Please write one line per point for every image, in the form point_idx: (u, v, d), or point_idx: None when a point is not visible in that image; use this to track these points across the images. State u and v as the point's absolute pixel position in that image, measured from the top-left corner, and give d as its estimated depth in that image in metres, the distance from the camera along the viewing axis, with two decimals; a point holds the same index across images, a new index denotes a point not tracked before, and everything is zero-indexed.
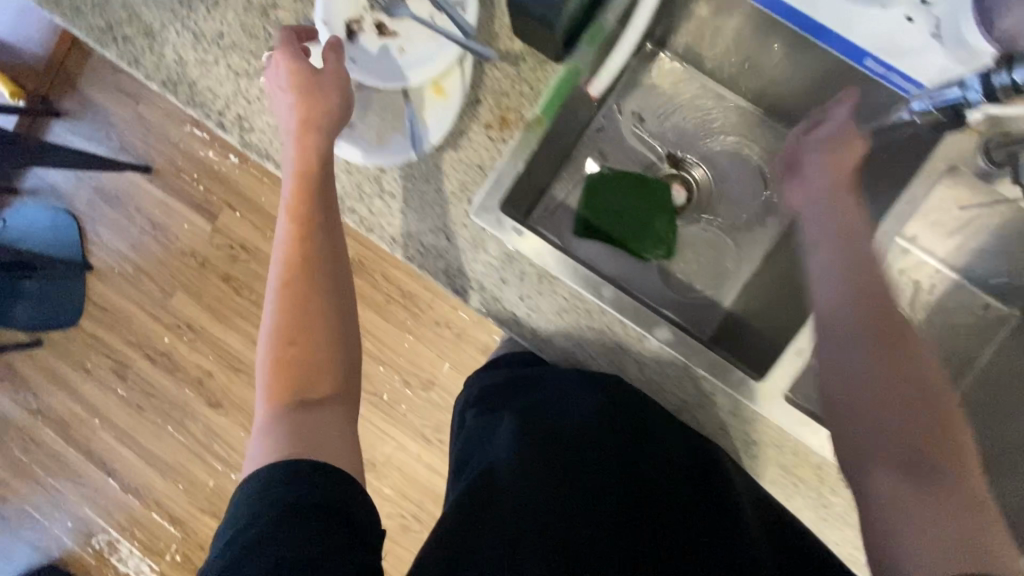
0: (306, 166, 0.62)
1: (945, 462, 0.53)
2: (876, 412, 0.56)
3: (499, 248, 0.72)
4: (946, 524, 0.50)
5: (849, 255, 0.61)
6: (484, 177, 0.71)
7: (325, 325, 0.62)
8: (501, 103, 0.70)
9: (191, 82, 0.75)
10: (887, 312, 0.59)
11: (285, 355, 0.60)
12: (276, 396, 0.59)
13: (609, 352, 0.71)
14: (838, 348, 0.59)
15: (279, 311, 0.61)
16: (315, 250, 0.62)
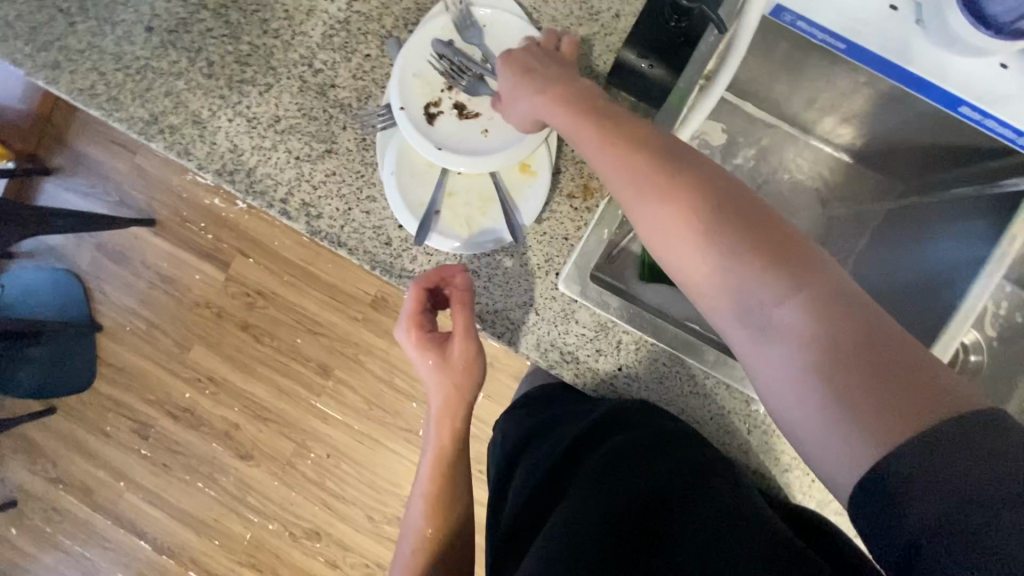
0: (453, 403, 0.73)
1: (882, 354, 0.40)
2: (776, 376, 0.43)
3: (592, 318, 0.69)
4: (878, 404, 0.39)
5: (631, 163, 0.48)
6: (570, 248, 0.69)
7: (449, 506, 0.76)
8: (583, 172, 0.68)
9: (250, 169, 0.72)
10: (782, 237, 0.45)
11: (434, 552, 0.73)
12: (427, 514, 0.75)
13: (714, 417, 0.69)
14: (736, 311, 0.45)
15: (425, 509, 0.75)
16: (448, 456, 0.76)
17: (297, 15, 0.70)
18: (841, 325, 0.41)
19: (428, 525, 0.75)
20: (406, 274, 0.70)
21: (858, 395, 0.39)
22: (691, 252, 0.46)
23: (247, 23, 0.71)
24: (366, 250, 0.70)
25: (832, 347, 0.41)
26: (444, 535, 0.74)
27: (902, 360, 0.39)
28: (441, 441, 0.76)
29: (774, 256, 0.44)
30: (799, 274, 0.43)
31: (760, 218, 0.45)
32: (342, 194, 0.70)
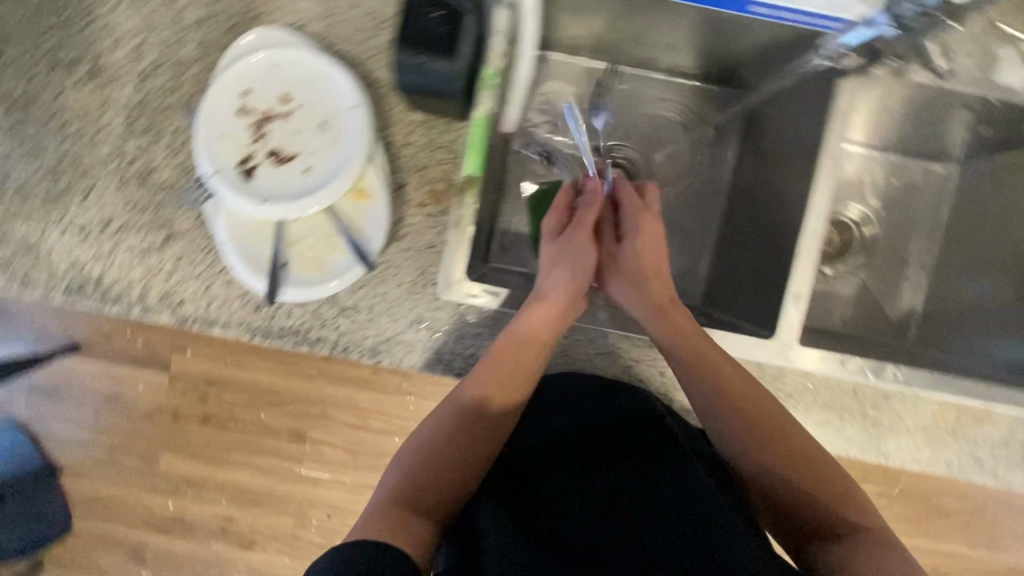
0: (573, 285, 0.61)
1: (862, 518, 0.51)
2: (759, 465, 0.55)
3: (481, 315, 0.69)
4: (880, 560, 0.48)
5: (649, 297, 0.61)
6: (439, 256, 0.68)
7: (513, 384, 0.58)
8: (427, 178, 0.67)
9: (98, 279, 0.69)
10: (766, 407, 0.58)
11: (462, 419, 0.55)
12: (402, 483, 0.51)
13: (626, 368, 0.73)
14: (722, 421, 0.57)
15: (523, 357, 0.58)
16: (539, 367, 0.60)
17: (92, 110, 0.68)
18: (794, 441, 0.55)
19: (393, 507, 0.49)
20: (287, 331, 0.69)
21: (868, 570, 0.47)
22: (702, 387, 0.59)
23: (46, 135, 0.68)
24: (239, 321, 0.69)
25: (806, 492, 0.53)
26: (417, 527, 0.49)
27: (879, 544, 0.49)
28: (468, 400, 0.56)
29: (738, 401, 0.57)
30: (761, 401, 0.58)
31: (768, 407, 0.58)
32: (198, 275, 0.68)
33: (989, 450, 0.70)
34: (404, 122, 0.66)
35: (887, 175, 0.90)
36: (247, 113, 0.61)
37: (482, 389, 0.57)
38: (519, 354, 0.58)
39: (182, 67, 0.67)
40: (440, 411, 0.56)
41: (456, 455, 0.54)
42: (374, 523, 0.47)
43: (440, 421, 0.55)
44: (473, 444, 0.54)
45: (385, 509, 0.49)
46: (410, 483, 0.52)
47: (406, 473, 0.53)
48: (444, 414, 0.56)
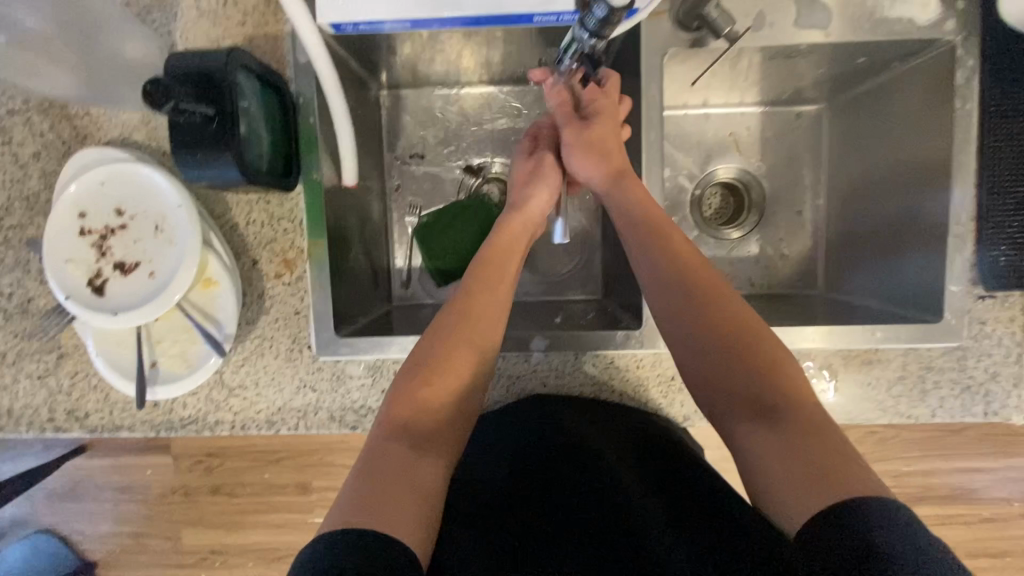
0: (525, 222, 0.72)
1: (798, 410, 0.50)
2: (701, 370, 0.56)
3: (361, 366, 0.71)
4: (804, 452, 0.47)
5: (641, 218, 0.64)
6: (307, 320, 0.70)
7: (466, 384, 0.59)
8: (276, 249, 0.69)
9: (8, 409, 0.73)
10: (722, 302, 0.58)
11: (411, 415, 0.55)
12: (381, 447, 0.52)
13: (512, 386, 0.72)
14: (671, 315, 0.59)
15: (467, 356, 0.60)
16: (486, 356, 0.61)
17: None
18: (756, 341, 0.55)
19: (377, 476, 0.49)
20: (187, 420, 0.72)
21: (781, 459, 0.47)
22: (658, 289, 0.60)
23: None
24: (143, 420, 0.72)
25: (757, 396, 0.52)
26: (419, 488, 0.50)
27: (824, 448, 0.47)
28: (451, 369, 0.58)
29: (711, 309, 0.58)
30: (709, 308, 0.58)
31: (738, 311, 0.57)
32: (96, 385, 0.72)
33: (886, 387, 0.69)
34: (242, 203, 0.69)
35: (762, 127, 0.89)
36: (88, 233, 0.65)
37: (460, 357, 0.60)
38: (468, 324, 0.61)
39: (33, 199, 0.70)
40: (425, 382, 0.57)
41: (440, 419, 0.56)
42: (368, 499, 0.47)
43: (415, 394, 0.56)
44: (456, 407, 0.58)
45: (368, 474, 0.49)
46: (397, 448, 0.52)
47: (384, 447, 0.52)
48: (435, 384, 0.57)
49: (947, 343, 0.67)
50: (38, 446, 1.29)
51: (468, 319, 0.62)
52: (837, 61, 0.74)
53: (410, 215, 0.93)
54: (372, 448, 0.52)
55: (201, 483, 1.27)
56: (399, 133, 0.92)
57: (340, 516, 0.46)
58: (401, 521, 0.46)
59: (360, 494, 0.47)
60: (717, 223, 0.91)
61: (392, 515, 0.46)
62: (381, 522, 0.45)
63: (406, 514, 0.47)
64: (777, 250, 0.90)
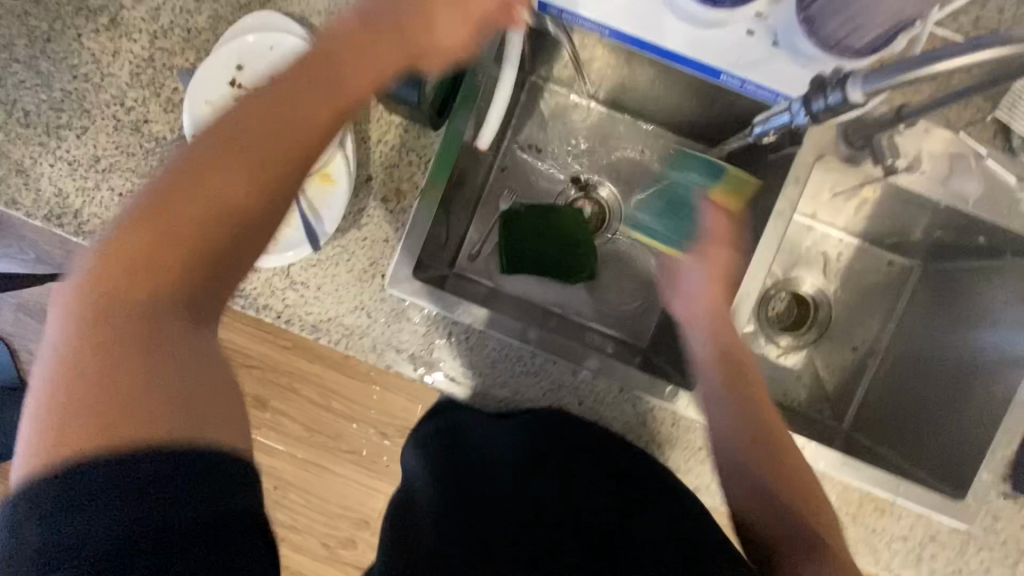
0: (360, 49, 0.54)
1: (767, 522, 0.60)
2: (730, 446, 0.64)
3: (422, 314, 0.72)
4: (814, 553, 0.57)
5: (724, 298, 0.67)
6: (392, 250, 0.71)
7: (215, 232, 0.47)
8: (394, 176, 0.70)
9: (77, 210, 0.73)
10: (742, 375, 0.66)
11: (151, 279, 0.45)
12: (78, 371, 0.42)
13: (549, 392, 0.73)
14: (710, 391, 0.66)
15: (225, 208, 0.47)
16: (271, 175, 0.49)
17: (104, 56, 0.72)
18: (779, 431, 0.64)
19: (96, 406, 0.41)
20: (238, 293, 0.72)
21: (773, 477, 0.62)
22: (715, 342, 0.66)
23: (58, 73, 0.73)
24: None
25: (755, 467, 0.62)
26: (183, 348, 0.46)
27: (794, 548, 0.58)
28: (174, 232, 0.46)
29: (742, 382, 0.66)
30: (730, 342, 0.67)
31: (773, 415, 0.66)
32: None
33: (887, 540, 0.70)
34: (383, 121, 0.70)
35: (853, 259, 0.92)
36: (237, 86, 0.66)
37: (305, 135, 0.51)
38: (188, 191, 0.47)
39: (193, 35, 0.72)
40: (127, 272, 0.45)
41: (189, 265, 0.46)
42: (80, 417, 0.41)
43: (118, 279, 0.45)
44: (195, 267, 0.47)
45: (87, 381, 0.42)
46: (114, 326, 0.44)
47: (106, 363, 0.43)
48: (204, 221, 0.47)
49: (961, 524, 0.68)
50: None
51: (243, 146, 0.48)
52: (961, 230, 0.76)
53: (505, 196, 0.95)
54: (79, 339, 0.43)
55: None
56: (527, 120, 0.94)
57: (187, 417, 0.43)
58: (192, 426, 0.43)
59: (64, 415, 0.41)
60: (777, 326, 0.92)
61: (126, 418, 0.41)
62: (152, 440, 0.41)
63: (178, 378, 0.45)
64: (822, 375, 0.92)
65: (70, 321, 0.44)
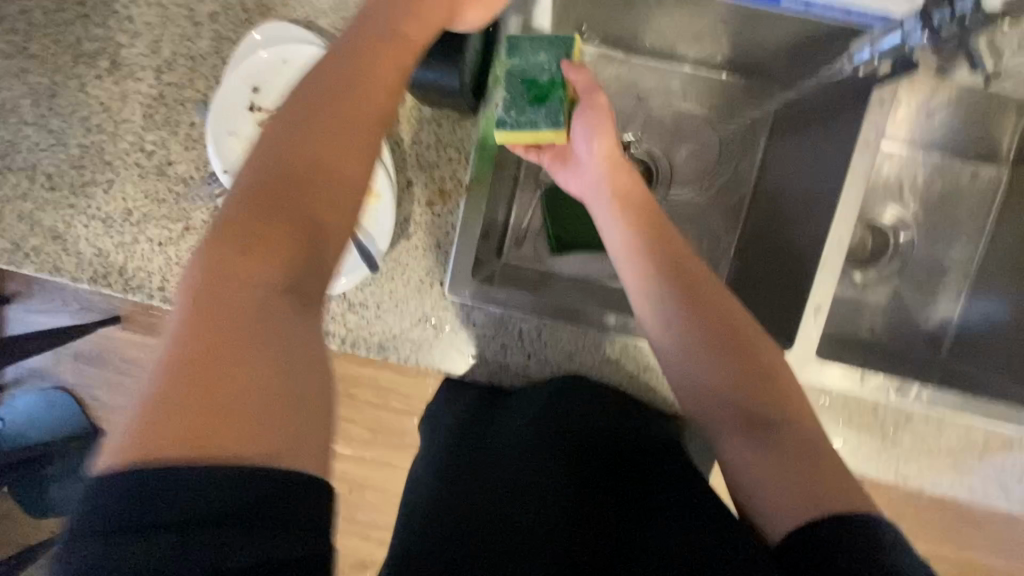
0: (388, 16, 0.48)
1: (774, 399, 0.48)
2: (691, 383, 0.50)
3: (487, 317, 0.68)
4: (792, 469, 0.44)
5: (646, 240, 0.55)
6: (446, 256, 0.67)
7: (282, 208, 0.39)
8: (435, 176, 0.66)
9: (121, 267, 0.71)
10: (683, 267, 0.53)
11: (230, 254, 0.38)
12: (193, 365, 0.34)
13: (632, 377, 0.70)
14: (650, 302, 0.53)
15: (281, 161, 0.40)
16: (325, 132, 0.41)
17: (113, 102, 0.69)
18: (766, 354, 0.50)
19: (200, 410, 0.33)
20: None
21: (772, 474, 0.45)
22: (648, 297, 0.53)
23: (71, 129, 0.69)
24: None
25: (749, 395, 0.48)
26: (299, 345, 0.38)
27: (809, 443, 0.46)
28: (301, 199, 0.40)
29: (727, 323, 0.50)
30: (705, 297, 0.51)
31: (722, 301, 0.51)
32: None
33: (1018, 475, 0.66)
34: (414, 119, 0.65)
35: (931, 175, 0.84)
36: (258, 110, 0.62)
37: (376, 90, 0.45)
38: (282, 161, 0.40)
39: (198, 61, 0.67)
40: (253, 236, 0.38)
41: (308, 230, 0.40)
42: (194, 420, 0.33)
43: (230, 255, 0.37)
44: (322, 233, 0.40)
45: (195, 386, 0.34)
46: (233, 308, 0.36)
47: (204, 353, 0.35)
48: (280, 192, 0.39)
49: None
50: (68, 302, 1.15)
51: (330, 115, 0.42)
52: None
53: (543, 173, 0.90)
54: (187, 334, 0.35)
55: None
56: None
57: (281, 424, 0.35)
58: (299, 431, 0.35)
59: (166, 422, 0.33)
60: (855, 262, 0.86)
61: (246, 430, 0.33)
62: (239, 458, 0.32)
63: (295, 365, 0.37)
64: (911, 306, 0.85)
65: (188, 299, 0.36)
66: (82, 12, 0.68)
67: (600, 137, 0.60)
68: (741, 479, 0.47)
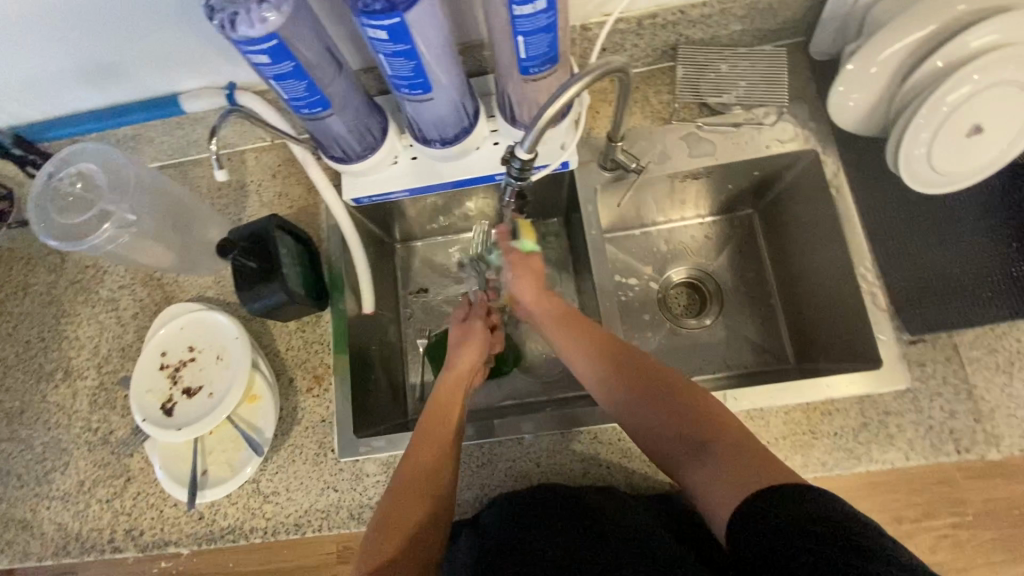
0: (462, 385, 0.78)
1: (708, 421, 0.59)
2: (653, 434, 0.62)
3: (378, 464, 0.81)
4: (731, 473, 0.53)
5: (591, 340, 0.70)
6: (331, 426, 0.82)
7: (401, 492, 0.66)
8: (308, 367, 0.85)
9: (77, 534, 0.84)
10: (622, 347, 0.68)
11: (380, 531, 0.64)
12: None
13: (511, 472, 0.80)
14: (605, 386, 0.67)
15: (403, 468, 0.69)
16: (426, 437, 0.70)
17: (66, 401, 0.90)
18: (693, 393, 0.62)
19: None
20: (226, 530, 0.81)
21: (716, 484, 0.53)
22: (598, 382, 0.67)
23: (36, 433, 0.89)
24: (189, 534, 0.82)
25: (692, 426, 0.59)
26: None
27: (744, 448, 0.55)
28: (397, 490, 0.67)
29: (658, 378, 0.64)
30: (636, 363, 0.66)
31: (650, 363, 0.66)
32: (152, 503, 0.83)
33: (854, 435, 0.74)
34: (284, 333, 0.86)
35: (705, 234, 1.05)
36: (165, 367, 0.82)
37: (443, 412, 0.74)
38: (411, 458, 0.69)
39: (126, 349, 0.90)
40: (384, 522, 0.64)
41: (427, 475, 0.67)
42: None
43: (376, 537, 0.63)
44: (436, 477, 0.67)
45: None
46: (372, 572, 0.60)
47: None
48: (398, 484, 0.67)
49: (893, 387, 0.74)
50: None
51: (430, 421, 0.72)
52: (742, 176, 0.92)
53: (422, 338, 1.09)
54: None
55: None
56: (411, 273, 1.13)
57: None
58: None
59: None
60: (686, 315, 1.01)
61: None
62: None
63: None
64: (746, 335, 0.99)
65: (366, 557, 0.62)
66: (42, 345, 0.93)
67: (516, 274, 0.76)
68: (700, 498, 0.55)
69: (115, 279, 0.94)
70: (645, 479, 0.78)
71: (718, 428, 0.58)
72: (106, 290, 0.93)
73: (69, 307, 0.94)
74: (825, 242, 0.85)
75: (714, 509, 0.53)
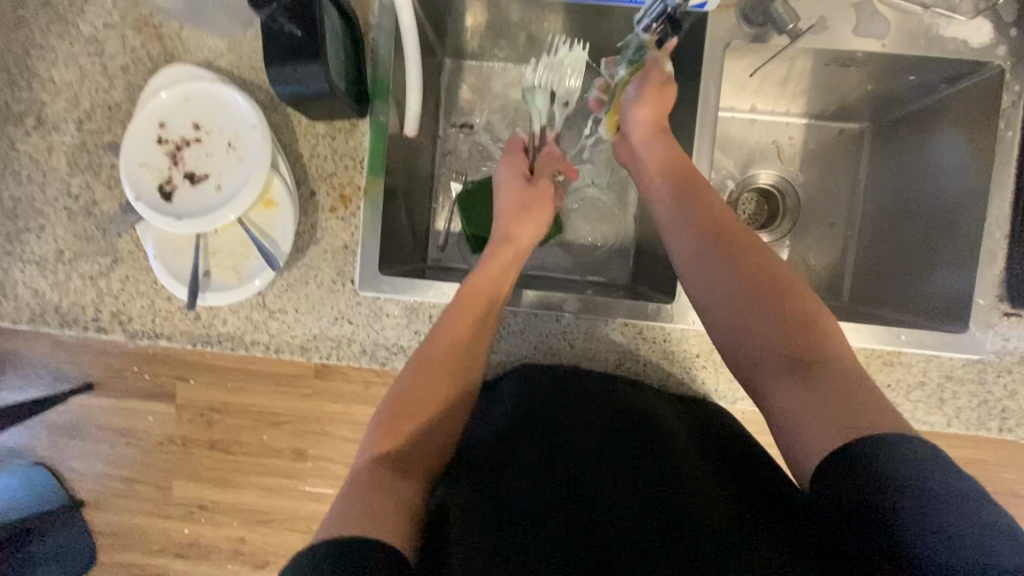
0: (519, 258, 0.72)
1: (812, 337, 0.52)
2: (744, 340, 0.55)
3: (400, 306, 0.74)
4: (838, 406, 0.47)
5: (702, 217, 0.60)
6: (353, 256, 0.73)
7: (431, 369, 0.60)
8: (335, 183, 0.72)
9: (56, 304, 0.76)
10: (738, 236, 0.59)
11: (405, 400, 0.57)
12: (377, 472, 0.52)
13: (541, 347, 0.74)
14: (704, 271, 0.58)
15: (434, 343, 0.62)
16: (463, 316, 0.64)
17: (40, 155, 0.75)
18: (803, 306, 0.54)
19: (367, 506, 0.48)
20: (224, 337, 0.75)
21: (815, 417, 0.47)
22: (694, 263, 0.59)
23: (3, 183, 0.76)
24: (182, 331, 0.75)
25: (792, 336, 0.53)
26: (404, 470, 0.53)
27: (847, 382, 0.48)
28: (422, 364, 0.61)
29: (772, 283, 0.56)
30: (748, 256, 0.57)
31: (764, 257, 0.57)
32: (143, 291, 0.75)
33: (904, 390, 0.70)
34: (310, 135, 0.72)
35: (806, 139, 0.90)
36: (164, 142, 0.68)
37: (479, 291, 0.66)
38: (444, 333, 0.62)
39: (114, 109, 0.74)
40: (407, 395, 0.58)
41: (458, 358, 0.61)
42: (362, 503, 0.48)
43: (397, 405, 0.57)
44: (466, 364, 0.62)
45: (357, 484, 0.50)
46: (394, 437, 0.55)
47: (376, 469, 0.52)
48: (427, 357, 0.61)
49: (968, 354, 0.69)
50: (49, 377, 0.98)
51: (475, 295, 0.65)
52: (890, 78, 0.76)
53: (455, 181, 0.95)
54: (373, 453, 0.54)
55: (204, 442, 1.02)
56: (456, 100, 0.96)
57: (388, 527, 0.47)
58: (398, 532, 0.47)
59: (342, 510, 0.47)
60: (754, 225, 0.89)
61: (394, 515, 0.48)
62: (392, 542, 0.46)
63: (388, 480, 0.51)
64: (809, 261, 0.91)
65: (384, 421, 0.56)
66: (7, 79, 0.75)
67: (647, 98, 0.66)
68: (790, 425, 0.49)
69: (99, 14, 0.74)
70: (676, 383, 0.75)
71: (827, 353, 0.51)
72: (89, 26, 0.74)
73: (39, 36, 0.75)
74: (956, 179, 0.73)
75: (800, 447, 0.48)
